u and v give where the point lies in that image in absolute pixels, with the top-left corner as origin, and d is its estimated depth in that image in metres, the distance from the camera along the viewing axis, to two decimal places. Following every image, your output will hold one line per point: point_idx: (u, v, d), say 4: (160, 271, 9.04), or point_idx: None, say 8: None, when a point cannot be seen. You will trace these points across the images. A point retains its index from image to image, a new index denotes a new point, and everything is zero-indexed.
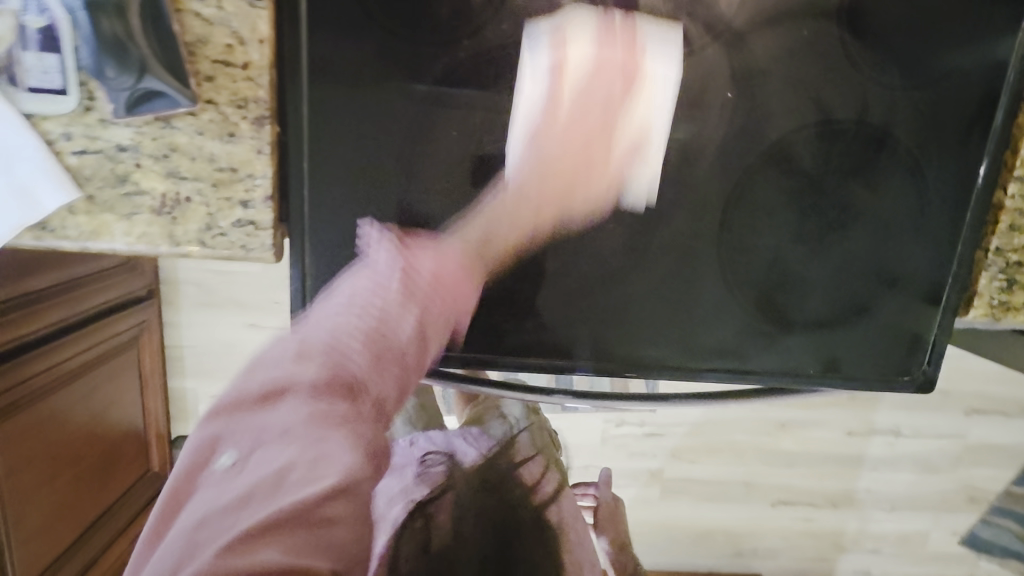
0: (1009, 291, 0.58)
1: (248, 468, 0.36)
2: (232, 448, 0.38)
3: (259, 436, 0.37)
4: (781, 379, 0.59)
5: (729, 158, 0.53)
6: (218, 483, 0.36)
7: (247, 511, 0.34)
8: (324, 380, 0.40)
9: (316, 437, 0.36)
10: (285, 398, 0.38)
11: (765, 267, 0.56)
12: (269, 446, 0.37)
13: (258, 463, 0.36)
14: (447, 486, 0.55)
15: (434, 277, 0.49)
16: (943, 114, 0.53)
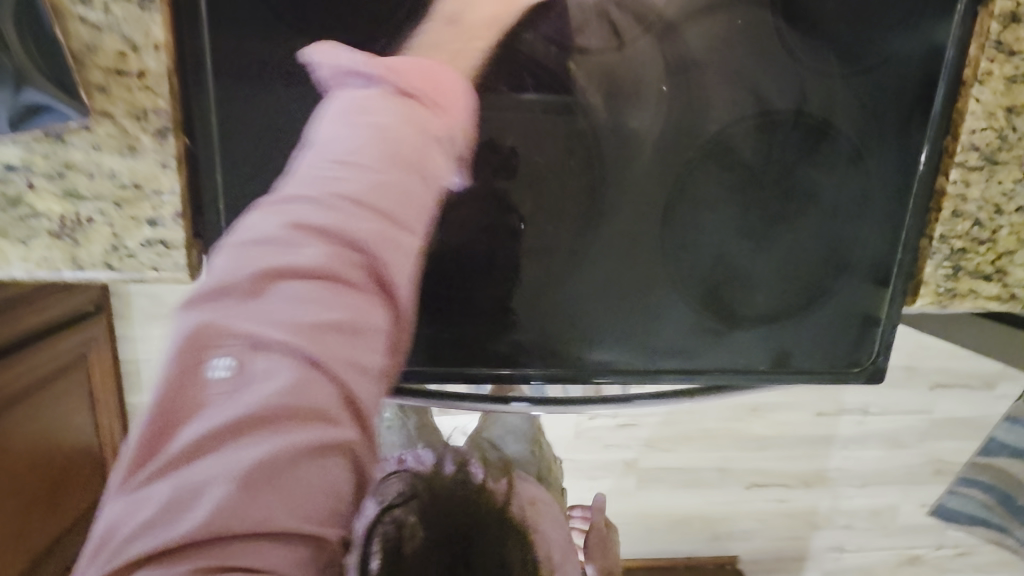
0: (955, 277, 0.57)
1: (276, 386, 0.29)
2: (243, 346, 0.30)
3: (291, 343, 0.30)
4: (731, 378, 0.58)
5: (667, 154, 0.51)
6: (220, 399, 0.29)
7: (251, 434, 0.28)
8: (346, 276, 0.33)
9: (357, 363, 0.32)
10: (249, 361, 0.29)
11: (710, 263, 0.55)
12: (307, 367, 0.30)
13: (289, 388, 0.29)
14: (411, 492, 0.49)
15: (411, 117, 0.39)
16: (883, 98, 0.52)
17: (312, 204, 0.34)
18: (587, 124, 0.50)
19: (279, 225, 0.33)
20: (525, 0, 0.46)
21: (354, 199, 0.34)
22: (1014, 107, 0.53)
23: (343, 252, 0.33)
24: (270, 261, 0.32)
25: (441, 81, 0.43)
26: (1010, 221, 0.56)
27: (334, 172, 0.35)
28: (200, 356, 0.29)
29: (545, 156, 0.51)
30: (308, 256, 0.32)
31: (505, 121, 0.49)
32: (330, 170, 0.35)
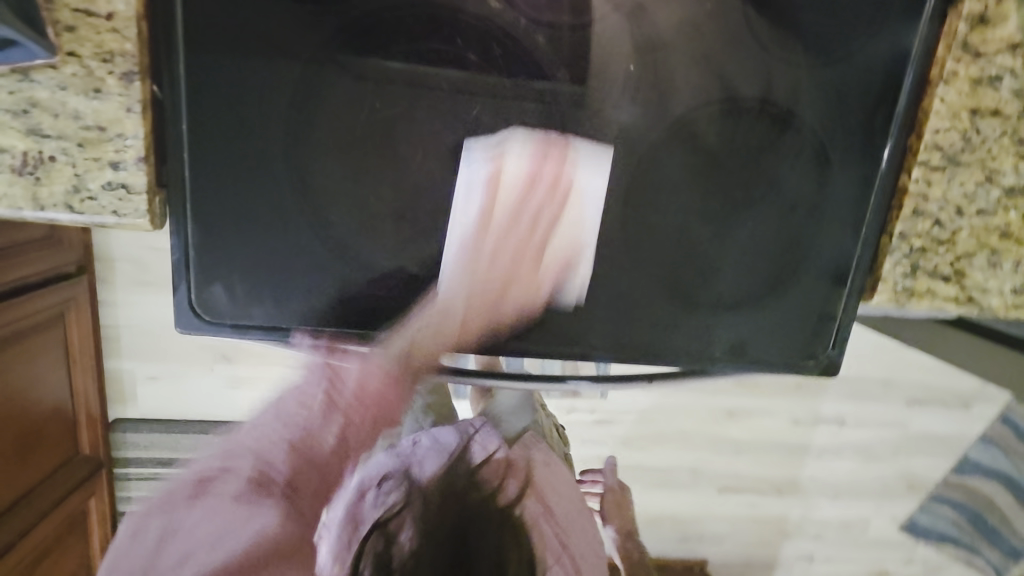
0: (913, 276, 0.58)
1: (226, 519, 0.40)
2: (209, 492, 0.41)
3: (244, 493, 0.41)
4: (685, 362, 0.59)
5: (632, 134, 0.52)
6: (184, 527, 0.40)
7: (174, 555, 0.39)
8: (286, 462, 0.42)
9: (285, 508, 0.42)
10: (217, 482, 0.41)
11: (670, 246, 0.55)
12: (251, 505, 0.41)
13: (238, 520, 0.40)
14: (406, 505, 0.57)
15: (367, 386, 0.45)
16: (847, 92, 0.52)
17: (278, 423, 0.43)
18: (554, 98, 0.50)
19: (258, 422, 0.44)
20: (529, 296, 0.51)
21: (303, 429, 0.43)
22: (978, 109, 0.53)
23: (276, 458, 0.42)
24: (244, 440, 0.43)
25: (382, 400, 0.45)
26: (970, 224, 0.57)
27: (294, 407, 0.44)
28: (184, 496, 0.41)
29: (511, 128, 0.51)
30: (269, 444, 0.43)
31: (473, 89, 0.50)
32: (293, 403, 0.44)
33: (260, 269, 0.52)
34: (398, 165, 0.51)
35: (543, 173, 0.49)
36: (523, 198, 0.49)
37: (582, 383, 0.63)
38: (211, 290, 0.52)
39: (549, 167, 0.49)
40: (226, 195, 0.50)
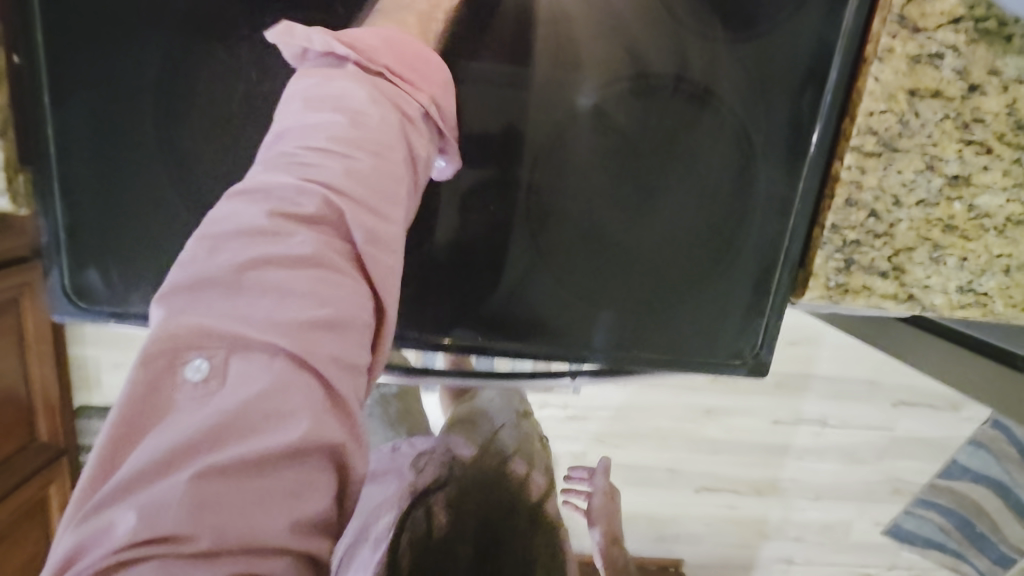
0: (847, 272, 0.54)
1: (254, 391, 0.29)
2: (223, 355, 0.30)
3: (269, 345, 0.31)
4: (606, 361, 0.55)
5: (534, 112, 0.48)
6: (186, 410, 0.29)
7: (253, 292, 0.32)
8: (300, 315, 0.32)
9: (303, 387, 0.31)
10: (222, 332, 0.30)
11: (579, 233, 0.52)
12: (288, 365, 0.31)
13: (269, 389, 0.30)
14: (445, 482, 0.63)
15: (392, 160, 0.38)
16: (772, 69, 0.48)
17: (222, 306, 0.31)
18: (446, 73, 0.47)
19: (211, 380, 0.30)
20: None
21: (290, 239, 0.33)
22: (917, 90, 0.49)
23: (300, 235, 0.33)
24: (219, 330, 0.30)
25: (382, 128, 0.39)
26: (909, 216, 0.53)
27: (261, 297, 0.32)
28: (178, 356, 0.29)
29: None
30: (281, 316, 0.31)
31: None
32: (256, 306, 0.31)
33: (137, 254, 0.49)
34: None
35: None
36: None
37: (530, 381, 0.60)
38: (86, 276, 0.49)
39: None
40: (98, 175, 0.47)
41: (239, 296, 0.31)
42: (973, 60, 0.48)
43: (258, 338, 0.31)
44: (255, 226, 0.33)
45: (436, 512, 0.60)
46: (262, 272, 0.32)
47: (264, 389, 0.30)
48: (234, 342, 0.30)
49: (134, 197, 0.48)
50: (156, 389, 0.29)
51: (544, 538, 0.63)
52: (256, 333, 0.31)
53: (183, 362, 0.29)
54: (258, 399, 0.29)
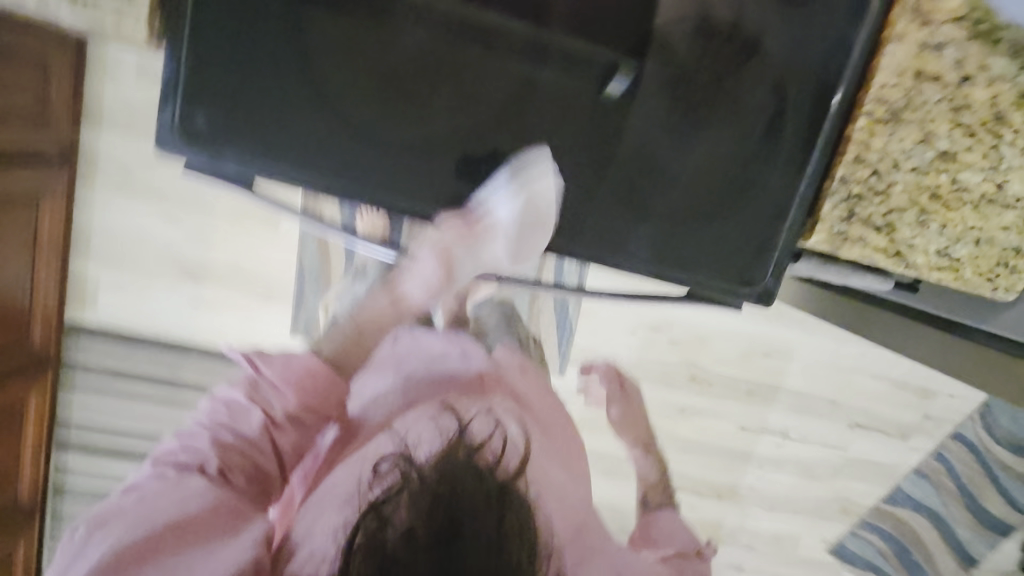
0: (849, 221, 0.63)
1: (117, 530, 0.47)
2: (96, 525, 0.47)
3: (135, 500, 0.49)
4: (637, 271, 0.63)
5: (610, 37, 0.56)
6: (71, 557, 0.46)
7: (143, 479, 0.51)
8: (158, 485, 0.50)
9: (156, 513, 0.48)
10: (113, 505, 0.49)
11: (631, 151, 0.60)
12: (152, 504, 0.48)
13: (140, 518, 0.47)
14: (403, 484, 0.52)
15: (293, 363, 0.56)
16: (809, 34, 0.58)
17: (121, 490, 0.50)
18: None
19: (90, 533, 0.47)
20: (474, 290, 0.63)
21: (175, 444, 0.53)
22: (922, 71, 0.59)
23: (188, 440, 0.53)
24: (107, 501, 0.49)
25: (303, 377, 0.56)
26: (904, 179, 0.62)
27: (143, 479, 0.50)
28: (76, 530, 0.48)
29: (500, 10, 0.55)
30: (150, 481, 0.50)
31: None
32: (139, 484, 0.50)
33: (246, 104, 0.55)
34: (390, 28, 0.55)
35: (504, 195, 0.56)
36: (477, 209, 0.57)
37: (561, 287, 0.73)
38: (193, 117, 0.54)
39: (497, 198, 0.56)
40: (228, 29, 0.53)
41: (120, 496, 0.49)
42: (968, 54, 0.57)
43: (147, 503, 0.48)
44: (170, 442, 0.53)
45: (390, 520, 0.50)
46: (154, 463, 0.51)
47: (164, 518, 0.48)
48: (115, 503, 0.49)
49: (253, 52, 0.54)
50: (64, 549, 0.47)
51: (521, 524, 0.54)
52: (158, 495, 0.49)
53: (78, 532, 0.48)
54: (124, 529, 0.47)
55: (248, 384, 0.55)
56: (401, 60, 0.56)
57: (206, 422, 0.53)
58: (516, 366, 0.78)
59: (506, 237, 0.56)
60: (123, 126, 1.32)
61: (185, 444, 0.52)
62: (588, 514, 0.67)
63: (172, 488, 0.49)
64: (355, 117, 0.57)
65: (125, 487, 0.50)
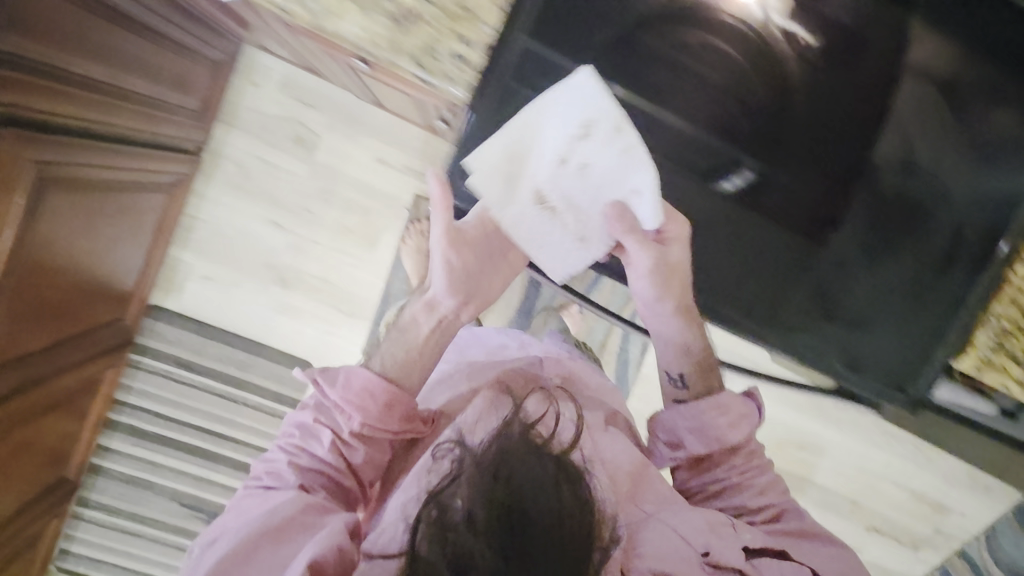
0: (996, 349, 0.71)
1: (250, 518, 0.62)
2: (231, 521, 0.64)
3: (258, 495, 0.66)
4: (814, 365, 0.70)
5: (832, 164, 0.67)
6: (210, 549, 0.62)
7: (261, 489, 0.67)
8: (275, 481, 0.67)
9: (274, 504, 0.63)
10: (246, 498, 0.67)
11: (827, 260, 0.69)
12: (271, 497, 0.64)
13: (266, 508, 0.63)
14: (459, 468, 0.59)
15: (352, 383, 0.68)
16: (990, 190, 0.68)
17: (251, 495, 0.66)
18: (785, 116, 0.65)
19: (227, 533, 0.62)
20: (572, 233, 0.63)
21: (274, 460, 0.69)
22: None
23: (285, 454, 0.69)
24: (237, 505, 0.66)
25: (358, 390, 0.67)
26: None
27: (268, 477, 0.68)
28: (217, 527, 0.64)
29: (750, 125, 0.65)
30: (269, 481, 0.68)
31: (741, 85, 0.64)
32: (265, 480, 0.68)
33: None
34: (660, 124, 0.63)
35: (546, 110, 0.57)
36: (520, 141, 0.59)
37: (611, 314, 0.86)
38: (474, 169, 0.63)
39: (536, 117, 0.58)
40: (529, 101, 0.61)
41: (250, 497, 0.66)
42: None
43: (253, 517, 0.62)
44: (273, 456, 0.70)
45: (453, 500, 0.57)
46: (266, 472, 0.69)
47: (274, 522, 0.61)
48: (252, 496, 0.66)
49: None
50: (208, 546, 0.63)
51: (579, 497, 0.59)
52: (262, 510, 0.63)
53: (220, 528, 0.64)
54: (249, 522, 0.62)
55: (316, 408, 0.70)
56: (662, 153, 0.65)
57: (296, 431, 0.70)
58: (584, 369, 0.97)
59: (576, 137, 0.58)
60: (257, 132, 1.39)
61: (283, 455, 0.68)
62: (644, 463, 0.73)
63: (283, 478, 0.67)
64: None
65: (253, 490, 0.67)
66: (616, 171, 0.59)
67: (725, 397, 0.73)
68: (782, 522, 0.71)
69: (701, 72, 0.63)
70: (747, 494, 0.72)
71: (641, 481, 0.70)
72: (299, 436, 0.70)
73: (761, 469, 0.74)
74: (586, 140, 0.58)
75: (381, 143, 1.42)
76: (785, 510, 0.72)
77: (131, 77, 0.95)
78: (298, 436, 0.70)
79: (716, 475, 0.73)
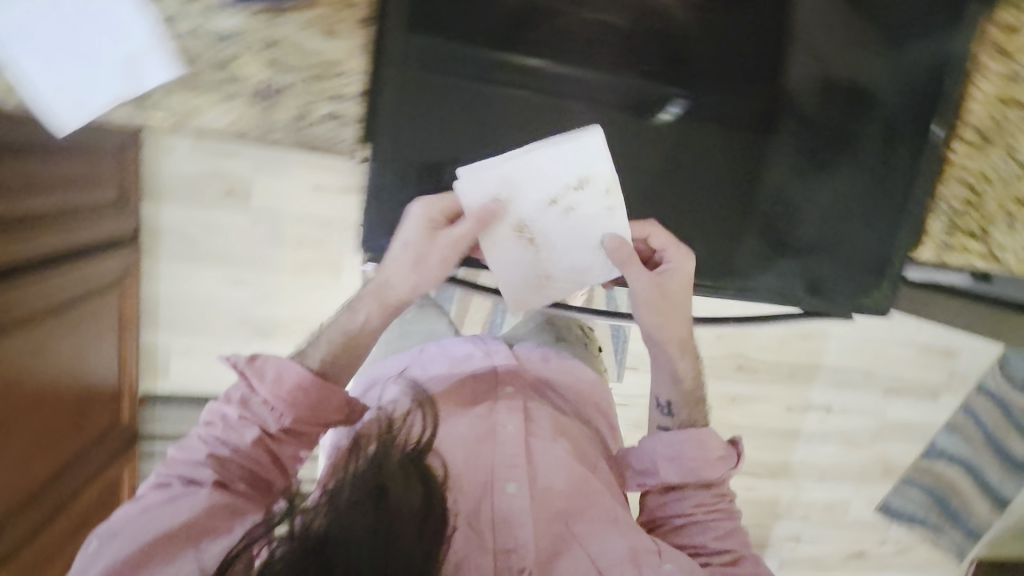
0: (953, 234, 0.71)
1: (154, 519, 0.56)
2: (128, 521, 0.56)
3: (166, 490, 0.59)
4: (781, 299, 0.71)
5: (750, 104, 0.64)
6: (100, 553, 0.55)
7: (165, 483, 0.60)
8: (187, 475, 0.60)
9: (183, 503, 0.57)
10: (149, 494, 0.59)
11: (768, 197, 0.67)
12: (182, 495, 0.58)
13: (173, 508, 0.57)
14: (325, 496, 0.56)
15: (284, 380, 0.63)
16: (915, 78, 0.65)
17: (152, 491, 0.59)
18: (685, 65, 0.62)
19: (121, 534, 0.55)
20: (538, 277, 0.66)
21: (185, 453, 0.62)
22: (1007, 99, 0.67)
23: (199, 445, 0.62)
24: (135, 500, 0.59)
25: (295, 389, 0.63)
26: (994, 190, 0.70)
27: (175, 469, 0.61)
28: (110, 526, 0.57)
29: (650, 85, 0.62)
30: (177, 475, 0.60)
31: (631, 47, 0.60)
32: (172, 473, 0.61)
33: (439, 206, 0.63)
34: (557, 115, 0.63)
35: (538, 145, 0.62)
36: (512, 182, 0.63)
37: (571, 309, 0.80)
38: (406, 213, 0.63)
39: (536, 163, 0.63)
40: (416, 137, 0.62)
41: (153, 492, 0.59)
42: None
43: (154, 514, 0.56)
44: (182, 446, 0.62)
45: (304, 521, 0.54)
46: (174, 465, 0.61)
47: (175, 525, 0.55)
48: (154, 491, 0.59)
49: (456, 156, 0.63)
50: (94, 546, 0.55)
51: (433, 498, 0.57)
52: (164, 509, 0.57)
53: (113, 527, 0.57)
54: (151, 522, 0.56)
55: (240, 398, 0.64)
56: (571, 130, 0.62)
57: (214, 422, 0.63)
58: (537, 357, 0.95)
59: (572, 184, 0.63)
60: (183, 197, 1.35)
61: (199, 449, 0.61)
62: (582, 476, 0.74)
63: (198, 473, 0.60)
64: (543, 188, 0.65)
65: (153, 486, 0.60)
66: (596, 220, 0.65)
67: (706, 433, 0.73)
68: (739, 566, 0.67)
69: (580, 42, 0.60)
70: (709, 535, 0.70)
71: (579, 501, 0.71)
72: (219, 427, 0.63)
73: (726, 515, 0.72)
74: (579, 190, 0.64)
75: (310, 170, 1.37)
76: (739, 558, 0.68)
77: (40, 195, 0.91)
78: (217, 428, 0.63)
79: (681, 509, 0.72)
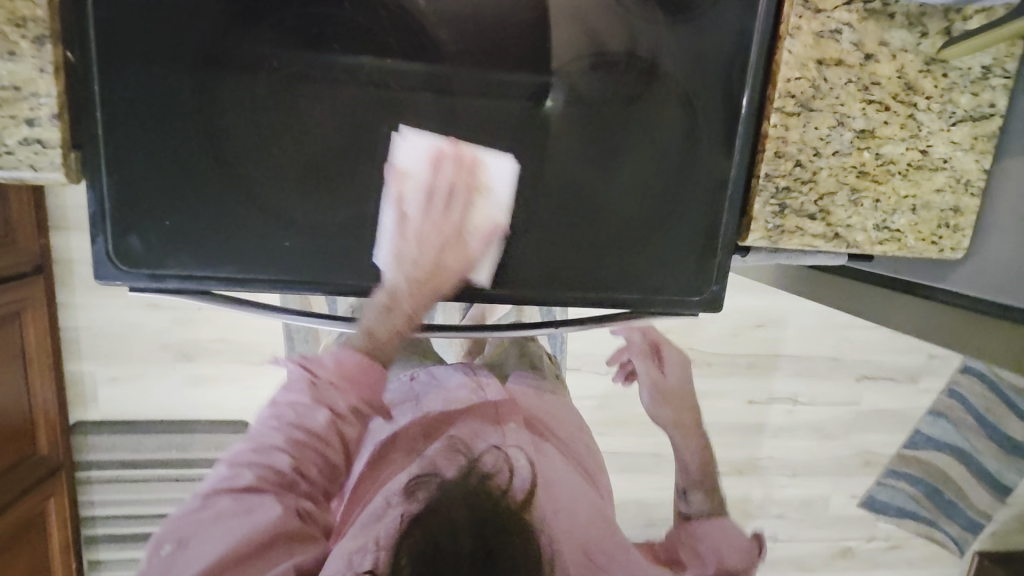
0: (782, 215, 0.64)
1: (229, 532, 0.53)
2: (192, 535, 0.53)
3: (233, 493, 0.55)
4: (590, 300, 0.65)
5: (518, 91, 0.58)
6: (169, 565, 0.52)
7: (223, 491, 0.55)
8: (263, 476, 0.56)
9: (252, 513, 0.54)
10: (215, 496, 0.55)
11: (559, 190, 0.61)
12: (256, 500, 0.54)
13: (250, 519, 0.54)
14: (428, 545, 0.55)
15: (346, 364, 0.59)
16: (705, 49, 0.59)
17: (217, 494, 0.55)
18: (436, 55, 0.55)
19: (188, 550, 0.52)
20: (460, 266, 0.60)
21: (251, 448, 0.57)
22: (824, 59, 0.60)
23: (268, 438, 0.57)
24: (201, 499, 0.55)
25: (359, 373, 0.59)
26: (828, 164, 0.63)
27: (236, 470, 0.56)
28: (175, 534, 0.53)
29: (399, 80, 0.56)
30: (243, 476, 0.56)
31: (366, 41, 0.54)
32: (233, 471, 0.56)
33: (180, 232, 0.58)
34: (296, 122, 0.56)
35: (444, 153, 0.58)
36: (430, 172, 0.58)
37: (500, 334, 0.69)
38: (128, 240, 0.57)
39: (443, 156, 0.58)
40: (141, 166, 0.55)
41: (219, 498, 0.55)
42: (865, 35, 0.60)
43: (225, 526, 0.53)
44: (245, 440, 0.58)
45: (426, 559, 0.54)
46: (237, 460, 0.57)
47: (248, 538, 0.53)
48: (216, 492, 0.55)
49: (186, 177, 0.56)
50: (157, 559, 0.52)
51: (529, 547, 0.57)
52: (239, 518, 0.54)
53: (175, 537, 0.53)
54: (226, 537, 0.53)
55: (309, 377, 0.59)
56: (316, 135, 0.56)
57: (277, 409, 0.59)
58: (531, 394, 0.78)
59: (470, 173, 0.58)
60: None
61: (265, 443, 0.57)
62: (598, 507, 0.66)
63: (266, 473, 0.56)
64: (294, 200, 0.58)
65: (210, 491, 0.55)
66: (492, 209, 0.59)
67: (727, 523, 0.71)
68: None
69: (307, 42, 0.54)
70: None
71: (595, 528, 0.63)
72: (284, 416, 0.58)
73: None
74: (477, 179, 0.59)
75: None
76: None
77: None
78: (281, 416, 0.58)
79: None
